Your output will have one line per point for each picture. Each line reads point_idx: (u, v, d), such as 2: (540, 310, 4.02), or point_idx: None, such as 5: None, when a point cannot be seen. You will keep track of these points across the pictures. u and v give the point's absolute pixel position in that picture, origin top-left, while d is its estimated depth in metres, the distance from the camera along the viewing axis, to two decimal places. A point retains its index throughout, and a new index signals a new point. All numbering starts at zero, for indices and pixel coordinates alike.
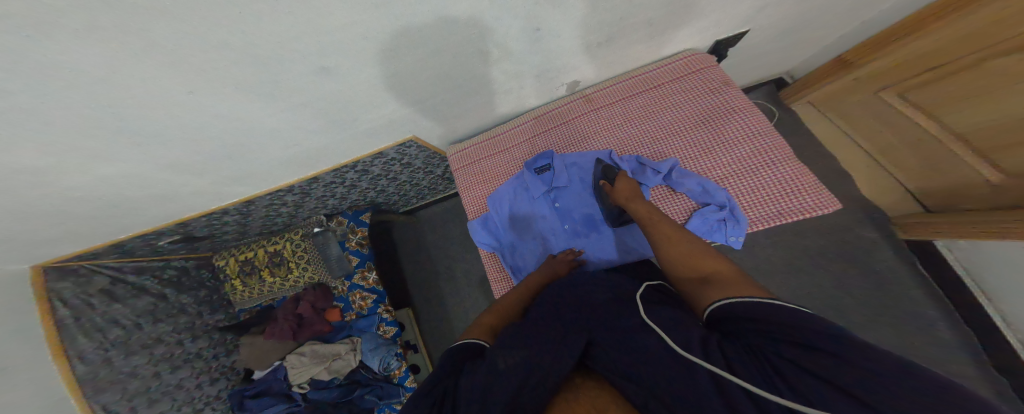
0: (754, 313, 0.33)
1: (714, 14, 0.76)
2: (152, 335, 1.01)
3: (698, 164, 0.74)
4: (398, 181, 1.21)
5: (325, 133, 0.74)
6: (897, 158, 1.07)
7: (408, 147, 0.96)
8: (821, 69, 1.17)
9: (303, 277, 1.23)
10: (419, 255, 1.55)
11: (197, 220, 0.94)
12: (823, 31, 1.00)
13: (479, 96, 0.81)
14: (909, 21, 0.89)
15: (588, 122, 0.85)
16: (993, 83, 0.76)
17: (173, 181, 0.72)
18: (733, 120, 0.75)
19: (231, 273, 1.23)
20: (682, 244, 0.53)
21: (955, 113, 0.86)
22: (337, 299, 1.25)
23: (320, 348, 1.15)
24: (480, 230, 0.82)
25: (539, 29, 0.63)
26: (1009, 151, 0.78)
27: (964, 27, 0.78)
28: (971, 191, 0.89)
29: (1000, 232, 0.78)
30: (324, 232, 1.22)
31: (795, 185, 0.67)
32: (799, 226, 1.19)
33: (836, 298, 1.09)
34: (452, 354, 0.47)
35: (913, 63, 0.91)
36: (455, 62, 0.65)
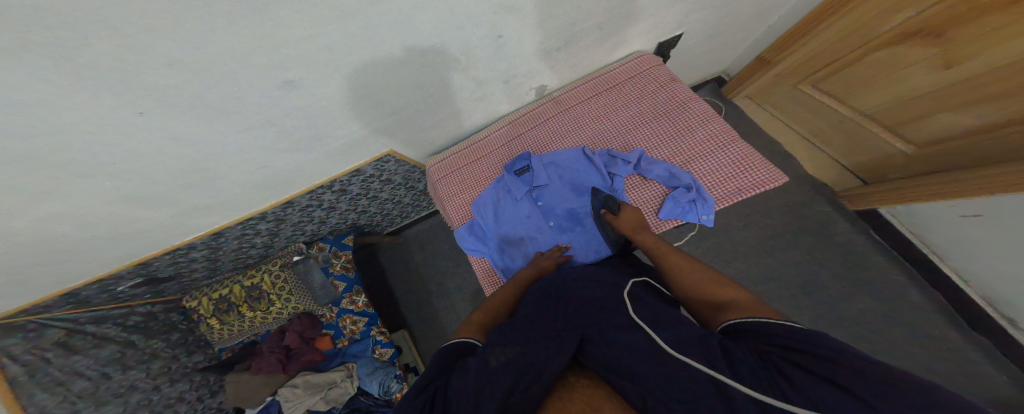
0: (768, 331, 0.34)
1: (655, 17, 0.80)
2: (123, 383, 0.95)
3: (664, 152, 0.78)
4: (379, 200, 1.19)
5: (297, 152, 0.73)
6: (828, 139, 1.17)
7: (385, 162, 0.94)
8: (750, 66, 1.27)
9: (285, 310, 1.17)
10: (408, 274, 1.53)
11: (160, 259, 0.89)
12: (740, 34, 1.11)
13: (446, 109, 0.82)
14: (797, 28, 1.02)
15: (555, 124, 0.88)
16: (886, 69, 0.88)
17: (130, 215, 0.68)
18: (686, 109, 0.80)
19: (205, 312, 1.15)
20: (695, 273, 0.53)
21: (863, 98, 0.98)
22: (326, 326, 1.21)
23: (313, 378, 1.12)
24: (468, 236, 0.82)
25: (501, 36, 0.65)
26: (915, 125, 0.90)
27: (843, 27, 0.91)
28: (893, 163, 1.01)
29: (944, 193, 0.87)
30: (305, 260, 1.19)
31: (749, 162, 0.71)
32: (770, 207, 1.24)
33: (813, 271, 1.14)
34: (445, 353, 0.47)
35: (816, 60, 1.03)
36: (424, 73, 0.66)
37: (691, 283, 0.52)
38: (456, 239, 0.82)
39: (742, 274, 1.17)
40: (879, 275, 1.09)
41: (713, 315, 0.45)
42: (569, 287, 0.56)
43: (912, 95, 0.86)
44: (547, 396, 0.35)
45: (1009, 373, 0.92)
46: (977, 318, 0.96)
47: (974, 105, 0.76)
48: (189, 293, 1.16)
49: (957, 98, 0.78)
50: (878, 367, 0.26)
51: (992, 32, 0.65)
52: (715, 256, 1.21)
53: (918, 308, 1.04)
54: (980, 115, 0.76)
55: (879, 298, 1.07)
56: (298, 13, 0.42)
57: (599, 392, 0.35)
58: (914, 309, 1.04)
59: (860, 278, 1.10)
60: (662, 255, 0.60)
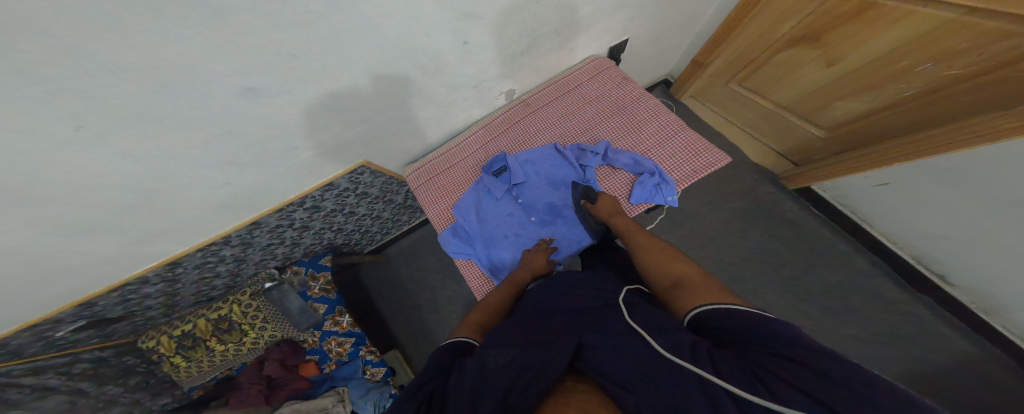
0: (740, 322, 0.36)
1: (604, 23, 0.85)
2: None
3: (627, 142, 0.82)
4: (356, 216, 1.16)
5: (265, 166, 0.71)
6: (762, 129, 1.27)
7: (361, 174, 0.93)
8: (685, 71, 1.36)
9: (262, 338, 1.06)
10: (394, 291, 1.50)
11: (105, 297, 0.81)
12: (676, 41, 1.20)
13: (414, 119, 0.82)
14: (711, 40, 1.16)
15: (523, 126, 0.90)
16: (789, 67, 1.01)
17: (78, 246, 0.62)
18: (642, 104, 0.85)
19: (166, 350, 1.00)
20: (658, 250, 0.60)
21: (779, 90, 1.10)
22: (310, 352, 1.17)
23: (300, 407, 1.04)
24: (451, 239, 0.83)
25: (467, 42, 0.66)
26: (821, 113, 1.04)
27: (749, 35, 1.05)
28: (811, 146, 1.14)
29: (854, 168, 0.99)
30: (279, 286, 1.14)
31: (699, 145, 0.77)
32: (734, 191, 1.32)
33: (776, 248, 1.23)
34: (443, 352, 0.49)
35: (738, 59, 1.14)
36: (391, 80, 0.66)
37: (650, 264, 0.58)
38: (442, 243, 0.83)
39: (713, 256, 1.25)
40: (831, 246, 1.20)
41: (670, 292, 0.50)
42: (570, 289, 0.55)
43: (816, 86, 0.98)
44: (542, 397, 0.36)
45: (940, 318, 1.06)
46: (914, 276, 1.08)
47: (862, 92, 0.89)
48: (145, 332, 1.01)
49: (848, 87, 0.91)
50: (843, 368, 0.27)
51: (863, 30, 0.77)
52: (688, 242, 1.28)
53: (867, 272, 1.15)
54: (869, 100, 0.89)
55: (834, 266, 1.18)
56: (263, 29, 0.43)
57: (596, 399, 0.35)
58: (864, 274, 1.15)
59: (816, 250, 1.20)
60: (632, 238, 0.66)
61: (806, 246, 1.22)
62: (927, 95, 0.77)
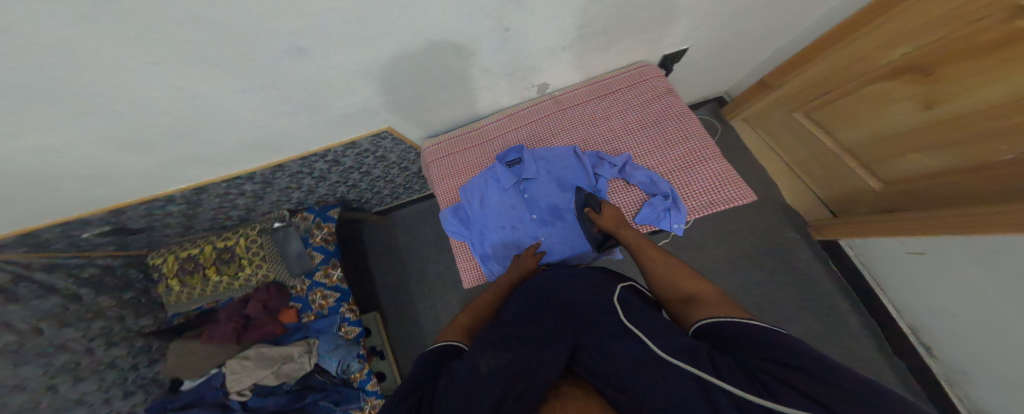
0: (739, 329, 0.35)
1: (660, 28, 0.82)
2: (54, 341, 0.91)
3: (650, 159, 0.80)
4: (371, 176, 1.16)
5: (295, 118, 0.70)
6: (809, 168, 1.23)
7: (382, 138, 0.91)
8: (750, 89, 1.30)
9: (254, 276, 1.16)
10: (389, 256, 1.52)
11: (134, 208, 0.90)
12: (745, 56, 1.13)
13: (451, 91, 0.79)
14: (794, 60, 1.08)
15: (549, 122, 0.89)
16: (871, 103, 0.92)
17: (109, 158, 0.65)
18: (676, 123, 0.82)
19: (169, 272, 1.14)
20: (668, 264, 0.57)
21: (848, 129, 1.02)
22: (294, 299, 1.18)
23: (267, 351, 1.07)
24: (451, 219, 0.84)
25: (508, 30, 0.65)
26: (885, 162, 0.96)
27: (834, 62, 0.96)
28: (860, 197, 1.07)
29: (898, 226, 0.92)
30: (287, 227, 1.18)
31: (723, 178, 0.75)
32: (742, 228, 1.31)
33: (771, 293, 1.23)
34: (430, 356, 0.46)
35: (814, 87, 1.06)
36: (432, 57, 0.65)
37: (664, 278, 0.55)
38: (441, 221, 0.85)
39: None
40: (826, 300, 1.20)
41: (682, 308, 0.47)
42: (568, 286, 0.55)
43: (895, 130, 0.89)
44: (541, 402, 0.33)
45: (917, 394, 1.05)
46: (901, 346, 1.08)
47: (946, 146, 0.79)
48: (155, 249, 1.17)
49: (931, 138, 0.81)
50: (835, 370, 0.26)
51: (971, 74, 0.68)
52: None
53: (854, 334, 1.15)
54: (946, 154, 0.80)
55: (823, 321, 1.18)
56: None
57: (594, 401, 0.33)
58: (850, 335, 1.15)
59: (811, 303, 1.20)
60: (640, 250, 0.64)
61: (801, 295, 1.22)
62: (1017, 167, 0.66)
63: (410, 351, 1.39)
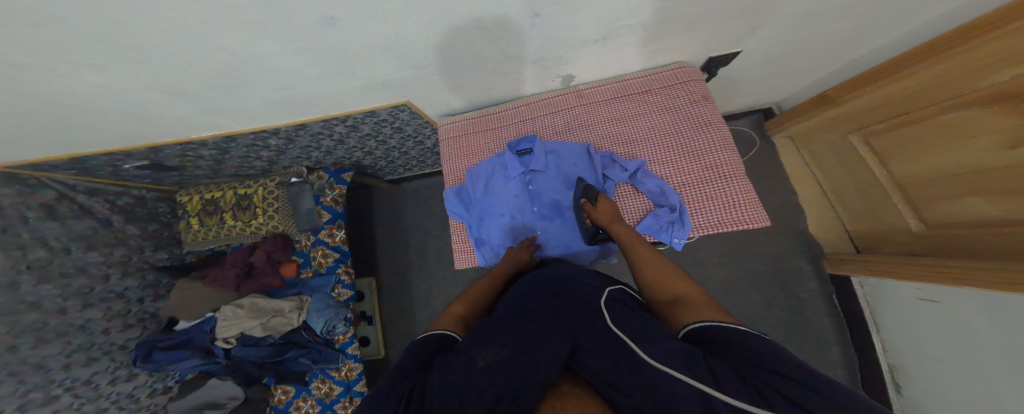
0: (737, 340, 0.33)
1: (713, 27, 0.68)
2: (76, 263, 1.00)
3: (665, 169, 0.78)
4: (387, 146, 1.15)
5: (323, 82, 0.68)
6: (848, 201, 1.14)
7: (401, 111, 0.88)
8: (806, 102, 1.14)
9: (265, 225, 1.19)
10: (393, 225, 1.55)
11: (170, 148, 0.90)
12: (812, 64, 0.95)
13: (482, 68, 0.72)
14: (862, 77, 0.92)
15: (571, 116, 0.85)
16: (946, 135, 0.77)
17: (133, 102, 0.65)
18: (706, 133, 0.77)
19: (192, 210, 1.23)
20: (658, 265, 0.55)
21: (907, 164, 0.89)
22: (297, 254, 1.22)
23: (261, 302, 1.11)
24: (453, 199, 0.86)
25: (538, 15, 0.55)
26: (935, 204, 0.85)
27: (905, 84, 0.82)
28: (895, 237, 0.99)
29: (930, 273, 0.84)
30: (302, 184, 1.19)
31: (739, 199, 0.73)
32: (745, 248, 1.31)
33: (758, 315, 1.25)
34: (421, 345, 0.41)
35: (884, 110, 0.90)
36: (466, 44, 0.61)
37: (652, 278, 0.53)
38: (443, 199, 0.86)
39: None
40: (811, 329, 1.22)
41: (667, 309, 0.46)
42: (569, 284, 0.52)
43: (964, 170, 0.75)
44: (542, 398, 0.29)
45: None
46: (872, 382, 1.11)
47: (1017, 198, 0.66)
48: (185, 188, 1.25)
49: (1000, 186, 0.68)
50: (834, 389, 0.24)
51: None
52: None
53: (831, 364, 1.18)
54: (1001, 210, 0.70)
55: (804, 348, 1.20)
56: None
57: (595, 403, 0.29)
58: (825, 365, 1.18)
59: (797, 326, 1.23)
60: (631, 247, 0.62)
61: (787, 320, 1.24)
62: None
63: (396, 323, 1.45)
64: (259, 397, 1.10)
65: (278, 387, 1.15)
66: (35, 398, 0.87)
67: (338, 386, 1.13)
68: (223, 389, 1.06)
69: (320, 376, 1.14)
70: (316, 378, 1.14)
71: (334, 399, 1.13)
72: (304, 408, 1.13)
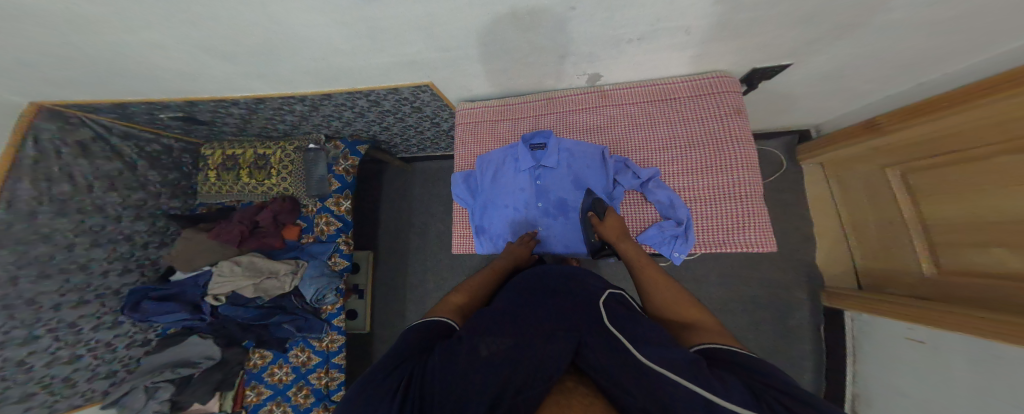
0: (742, 358, 0.34)
1: (766, 36, 0.60)
2: (95, 201, 1.04)
3: (679, 181, 0.77)
4: (405, 124, 1.14)
5: (353, 56, 0.67)
6: (867, 238, 1.08)
7: (422, 91, 0.88)
8: (847, 128, 1.05)
9: (275, 187, 1.21)
10: (400, 203, 1.56)
11: (205, 104, 0.93)
12: (865, 88, 0.87)
13: (515, 56, 0.69)
14: (906, 110, 0.84)
15: (589, 117, 0.83)
16: (989, 180, 0.70)
17: (160, 55, 0.65)
18: (723, 151, 0.74)
19: (211, 164, 1.25)
20: (668, 289, 0.55)
21: (941, 206, 0.82)
22: (302, 218, 1.25)
23: (258, 261, 1.14)
24: (460, 183, 0.87)
25: (574, 8, 0.51)
26: (957, 251, 0.80)
27: (952, 123, 0.74)
28: (910, 279, 0.94)
29: (929, 317, 0.81)
30: (319, 151, 1.21)
31: (751, 220, 0.72)
32: (744, 268, 1.30)
33: (744, 336, 1.26)
34: (416, 331, 0.41)
35: (930, 146, 0.82)
36: (499, 36, 0.60)
37: (662, 301, 0.53)
38: (451, 182, 0.87)
39: None
40: (792, 356, 1.22)
41: (678, 331, 0.47)
42: (571, 283, 0.51)
43: (995, 220, 0.69)
44: (546, 396, 0.28)
45: None
46: None
47: None
48: (212, 143, 1.28)
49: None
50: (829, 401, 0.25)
51: None
52: None
53: None
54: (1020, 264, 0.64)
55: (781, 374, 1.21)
56: None
57: (600, 406, 0.28)
58: None
59: (781, 352, 1.23)
60: (640, 269, 0.61)
61: (770, 345, 1.24)
62: None
63: (389, 297, 1.49)
64: (236, 359, 1.14)
65: (255, 351, 1.20)
66: (15, 337, 0.88)
67: (317, 356, 1.17)
68: (200, 348, 1.10)
69: (301, 344, 1.18)
70: (296, 345, 1.18)
71: (310, 369, 1.17)
72: (277, 374, 1.18)
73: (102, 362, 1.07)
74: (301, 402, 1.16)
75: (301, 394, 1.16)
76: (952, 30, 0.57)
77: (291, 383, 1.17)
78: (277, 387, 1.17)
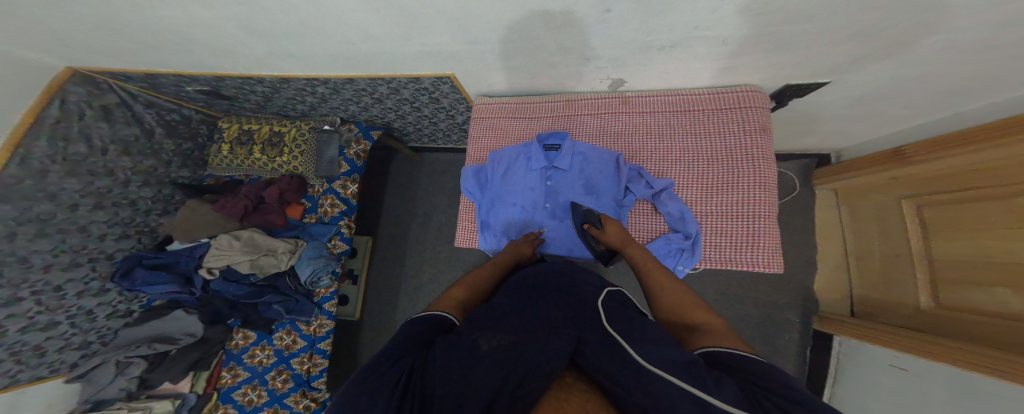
0: (736, 361, 0.33)
1: (806, 51, 0.58)
2: (107, 164, 1.06)
3: (691, 195, 0.76)
4: (421, 114, 1.15)
5: (382, 42, 0.67)
6: (867, 271, 1.06)
7: (443, 83, 0.88)
8: (871, 155, 1.02)
9: (285, 165, 1.22)
10: (405, 192, 1.57)
11: (233, 80, 0.98)
12: (897, 114, 0.85)
13: (547, 54, 0.67)
14: (941, 139, 0.80)
15: (607, 122, 0.83)
16: (1008, 221, 0.66)
17: (189, 22, 0.66)
18: (742, 168, 0.73)
19: (227, 136, 1.27)
20: (673, 292, 0.53)
21: (949, 241, 0.80)
22: (307, 197, 1.25)
23: (257, 238, 1.12)
24: (470, 177, 0.86)
25: (610, 11, 0.50)
26: (958, 289, 0.78)
27: (987, 158, 0.70)
28: (902, 311, 0.93)
29: (921, 347, 0.79)
30: (332, 132, 1.23)
31: (761, 241, 0.71)
32: (743, 286, 1.28)
33: None
34: (416, 324, 0.41)
35: (956, 181, 0.79)
36: (532, 34, 0.59)
37: (670, 303, 0.52)
38: (461, 175, 0.86)
39: None
40: None
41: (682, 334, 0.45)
42: (569, 281, 0.51)
43: (1007, 259, 0.66)
44: (546, 391, 0.27)
45: None
46: None
47: None
48: (230, 117, 1.31)
49: None
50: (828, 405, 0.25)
51: None
52: None
53: None
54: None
55: None
56: None
57: (599, 401, 0.28)
58: None
59: None
60: (646, 272, 0.59)
61: None
62: None
63: (385, 283, 1.50)
64: (217, 338, 1.11)
65: (239, 332, 1.18)
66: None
67: (302, 340, 1.16)
68: (182, 324, 1.07)
69: (288, 326, 1.17)
70: (282, 328, 1.16)
71: (293, 353, 1.15)
72: (258, 357, 1.15)
73: (79, 331, 1.02)
74: (278, 387, 1.13)
75: (280, 379, 1.14)
76: (994, 59, 0.55)
77: (272, 367, 1.15)
78: (255, 370, 1.15)
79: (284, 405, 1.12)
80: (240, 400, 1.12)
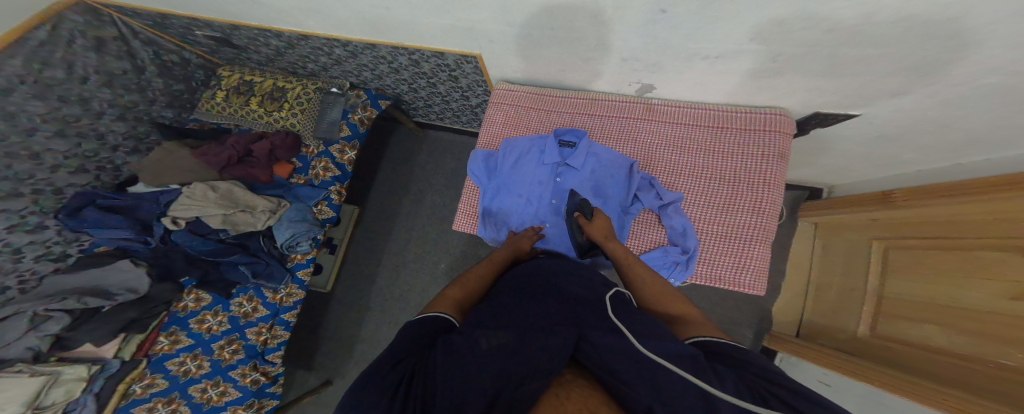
0: (723, 349, 0.34)
1: (840, 79, 0.58)
2: (79, 92, 1.01)
3: (695, 211, 0.76)
4: (434, 90, 1.11)
5: (416, 9, 0.64)
6: (821, 298, 1.09)
7: (468, 62, 0.84)
8: (860, 195, 1.04)
9: (283, 121, 1.17)
10: (401, 167, 1.54)
11: (248, 29, 0.96)
12: (901, 157, 0.86)
13: (584, 49, 0.65)
14: (934, 186, 0.80)
15: (626, 125, 0.81)
16: (958, 269, 0.68)
17: None
18: (755, 192, 0.72)
19: (225, 84, 1.22)
20: (657, 283, 0.54)
21: (903, 281, 0.81)
22: (298, 158, 1.20)
23: (236, 192, 1.07)
24: (479, 161, 0.84)
25: (665, 12, 0.48)
26: (895, 322, 0.81)
27: (959, 207, 0.72)
28: (842, 335, 0.96)
29: (856, 370, 0.82)
30: (339, 96, 1.19)
31: (751, 264, 0.72)
32: (715, 301, 1.29)
33: None
34: (409, 327, 0.40)
35: (924, 228, 0.80)
36: (575, 30, 0.58)
37: (651, 293, 0.52)
38: (470, 158, 0.84)
39: None
40: None
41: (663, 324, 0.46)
42: (564, 280, 0.50)
43: (950, 305, 0.68)
44: (546, 388, 0.27)
45: None
46: None
47: (981, 344, 0.60)
48: (233, 66, 1.26)
49: (970, 329, 0.63)
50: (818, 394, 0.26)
51: None
52: None
53: None
54: (943, 341, 0.68)
55: None
56: None
57: (598, 397, 0.27)
58: None
59: None
60: (626, 265, 0.59)
61: None
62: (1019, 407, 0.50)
63: (366, 255, 1.49)
64: (162, 297, 0.99)
65: (191, 292, 1.06)
66: None
67: (265, 309, 1.09)
68: (126, 277, 0.95)
69: (250, 292, 1.09)
70: (244, 293, 1.08)
71: (251, 322, 1.07)
72: (207, 323, 1.03)
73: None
74: (225, 359, 1.03)
75: (229, 349, 1.03)
76: (1014, 117, 0.55)
77: (220, 337, 1.03)
78: (201, 337, 1.02)
79: (227, 379, 1.02)
80: (173, 371, 0.97)
